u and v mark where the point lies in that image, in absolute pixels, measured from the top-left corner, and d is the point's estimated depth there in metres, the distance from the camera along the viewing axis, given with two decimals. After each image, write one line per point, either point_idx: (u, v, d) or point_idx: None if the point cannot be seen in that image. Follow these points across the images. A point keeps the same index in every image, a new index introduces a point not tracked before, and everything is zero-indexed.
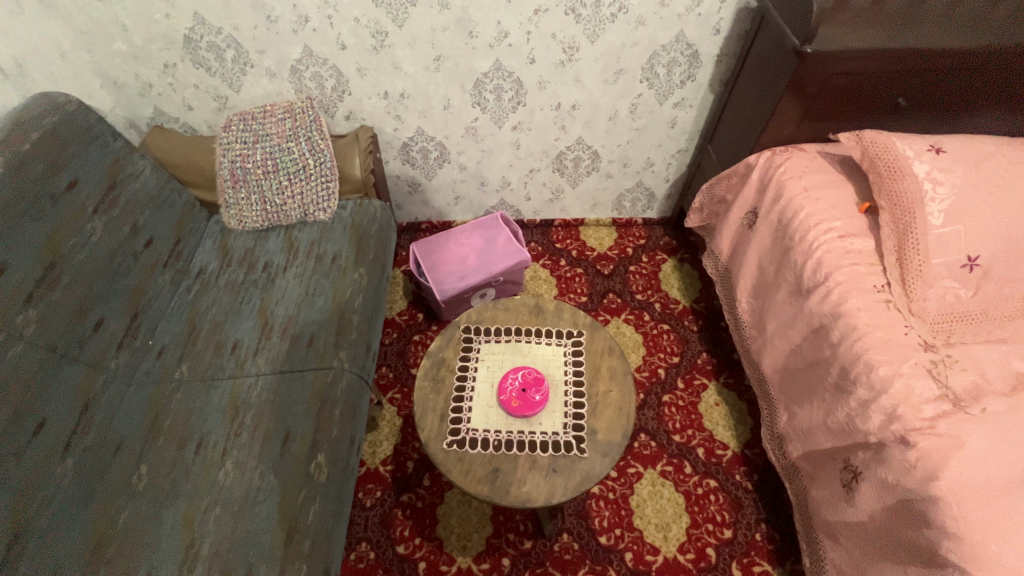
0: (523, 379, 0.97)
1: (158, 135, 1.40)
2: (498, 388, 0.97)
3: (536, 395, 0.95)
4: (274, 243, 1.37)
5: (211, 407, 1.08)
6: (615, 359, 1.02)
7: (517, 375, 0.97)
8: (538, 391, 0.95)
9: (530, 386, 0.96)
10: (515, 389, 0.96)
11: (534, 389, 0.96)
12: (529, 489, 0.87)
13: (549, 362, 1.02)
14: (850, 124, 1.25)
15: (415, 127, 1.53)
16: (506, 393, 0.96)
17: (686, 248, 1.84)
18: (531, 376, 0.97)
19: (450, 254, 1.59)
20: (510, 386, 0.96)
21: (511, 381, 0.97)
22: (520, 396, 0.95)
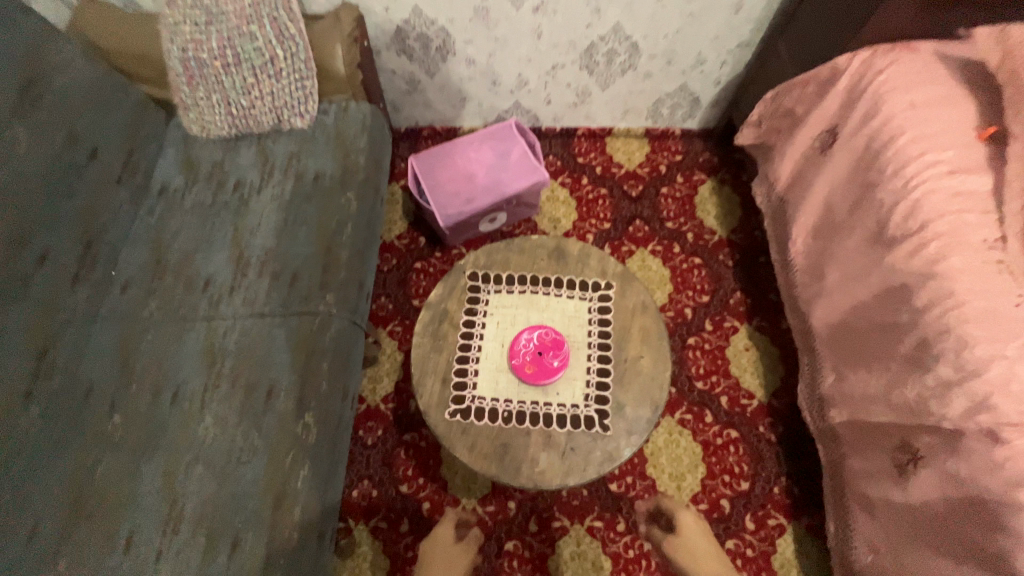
0: (539, 341, 0.83)
1: (87, 10, 1.11)
2: (510, 350, 0.84)
3: (553, 361, 0.82)
4: (245, 155, 1.15)
5: (186, 352, 0.96)
6: (648, 319, 0.86)
7: (532, 335, 0.83)
8: (557, 357, 0.82)
9: (548, 349, 0.82)
10: (529, 353, 0.82)
11: (552, 354, 0.82)
12: (543, 469, 0.76)
13: (570, 319, 0.87)
14: (985, 16, 0.94)
15: (411, 6, 1.22)
16: (517, 357, 0.83)
17: (729, 166, 1.58)
18: (548, 338, 0.83)
19: (455, 171, 1.36)
20: (523, 349, 0.83)
21: (525, 342, 0.83)
22: (535, 361, 0.82)
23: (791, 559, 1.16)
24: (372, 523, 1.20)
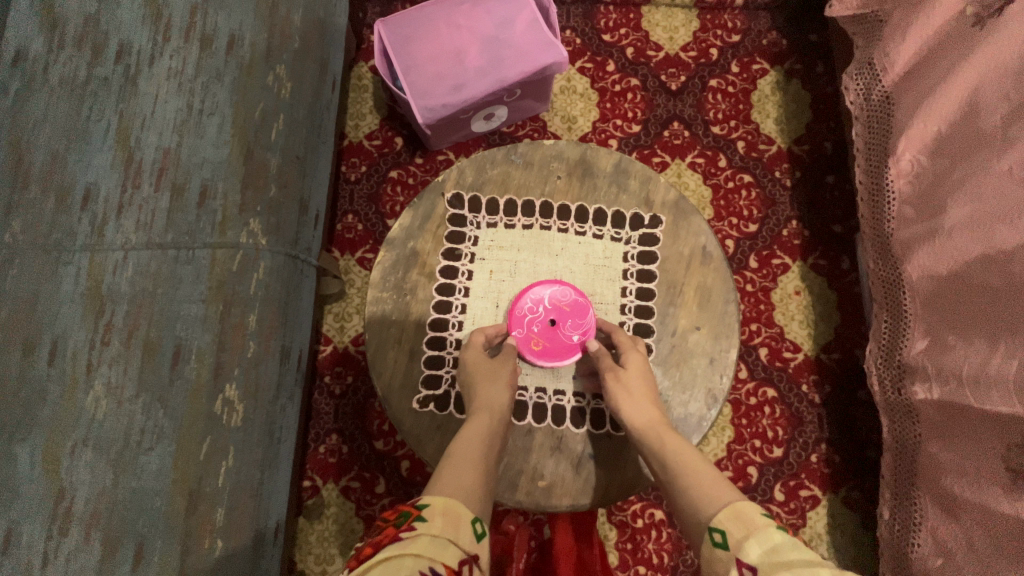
0: (553, 308, 0.72)
1: None
2: (512, 318, 0.73)
3: (572, 335, 0.72)
4: (128, 6, 0.79)
5: (62, 294, 0.70)
6: (708, 273, 0.73)
7: (544, 301, 0.73)
8: (576, 329, 0.71)
9: (564, 319, 0.72)
10: (538, 324, 0.72)
11: (569, 325, 0.72)
12: (556, 482, 0.67)
13: (594, 273, 0.77)
14: None
15: None
16: (522, 330, 0.72)
17: (800, 53, 1.21)
18: (566, 303, 0.72)
19: (440, 45, 0.98)
20: (531, 321, 0.72)
21: (535, 309, 0.72)
22: (546, 335, 0.72)
23: (822, 534, 1.01)
24: (342, 482, 1.03)
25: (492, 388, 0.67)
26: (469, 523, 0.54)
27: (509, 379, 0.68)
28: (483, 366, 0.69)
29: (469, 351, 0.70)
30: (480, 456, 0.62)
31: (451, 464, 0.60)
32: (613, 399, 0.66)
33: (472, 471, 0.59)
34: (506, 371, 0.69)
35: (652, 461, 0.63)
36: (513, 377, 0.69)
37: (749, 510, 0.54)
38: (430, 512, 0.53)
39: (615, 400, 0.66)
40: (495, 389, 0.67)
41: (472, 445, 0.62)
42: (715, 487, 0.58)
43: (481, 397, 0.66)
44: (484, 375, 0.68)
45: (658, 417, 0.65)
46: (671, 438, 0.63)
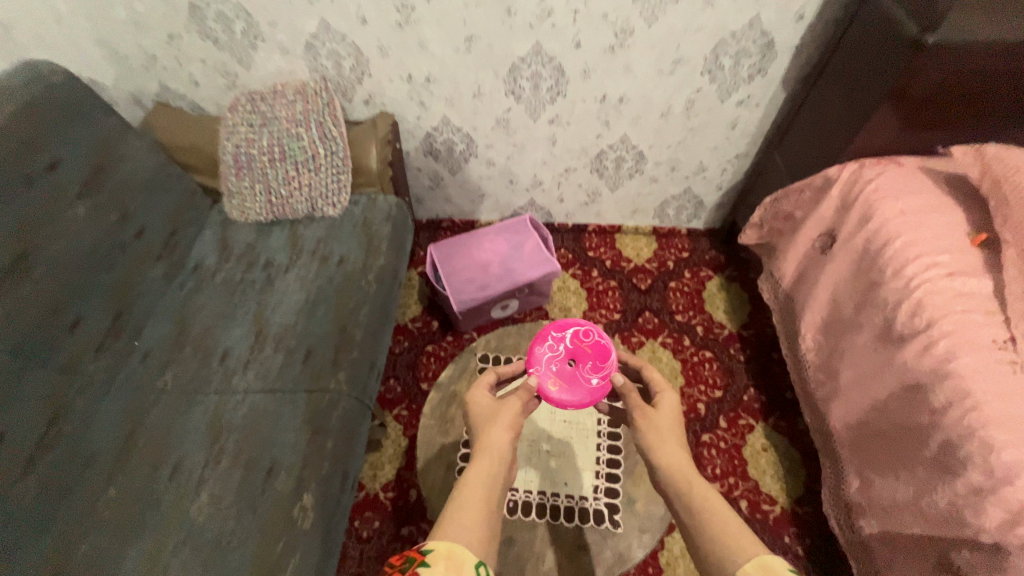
0: (574, 348, 0.86)
1: (162, 113, 1.28)
2: (537, 356, 0.84)
3: (592, 377, 0.83)
4: (277, 238, 1.23)
5: (191, 425, 0.96)
6: None
7: (565, 341, 0.87)
8: (594, 372, 0.83)
9: (583, 361, 0.84)
10: (559, 362, 0.84)
11: (589, 368, 0.84)
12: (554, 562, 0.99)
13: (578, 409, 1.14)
14: (965, 136, 1.00)
15: (440, 116, 1.35)
16: (544, 366, 0.83)
17: (736, 265, 1.64)
18: (585, 349, 0.86)
19: (471, 260, 1.42)
20: (553, 358, 0.85)
21: (557, 350, 0.85)
22: (567, 375, 0.83)
23: None
24: None
25: (495, 429, 0.69)
26: (473, 567, 0.51)
27: (511, 420, 0.71)
28: (488, 410, 0.73)
29: (476, 399, 0.75)
30: (484, 499, 0.59)
31: (455, 510, 0.57)
32: (642, 437, 0.70)
33: (475, 512, 0.57)
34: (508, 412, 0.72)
35: (677, 503, 0.62)
36: (516, 417, 0.72)
37: (778, 563, 0.49)
38: (434, 556, 0.50)
39: (645, 438, 0.70)
40: (497, 428, 0.68)
41: (478, 486, 0.60)
42: (741, 533, 0.54)
43: (485, 441, 0.67)
44: (487, 416, 0.72)
45: (686, 462, 0.65)
46: (699, 482, 0.62)
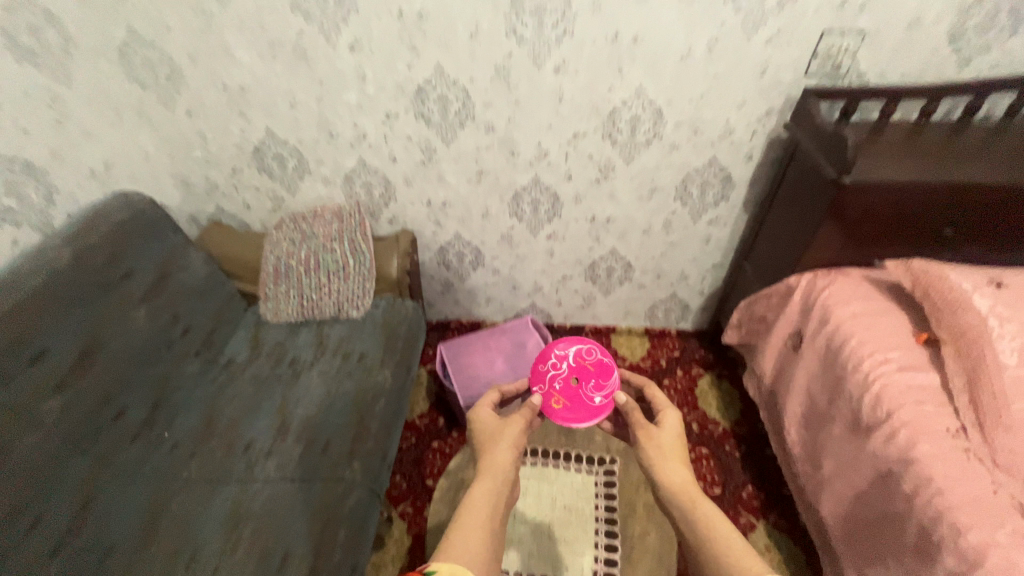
0: (576, 367, 0.94)
1: (216, 231, 1.49)
2: (544, 376, 0.94)
3: (595, 396, 0.92)
4: (304, 337, 1.38)
5: (211, 514, 1.01)
6: (646, 493, 1.15)
7: (568, 359, 0.95)
8: (596, 391, 0.92)
9: (587, 380, 0.93)
10: (564, 382, 0.93)
11: (592, 386, 0.92)
12: None
13: (579, 495, 1.22)
14: (898, 252, 1.18)
15: (453, 232, 1.59)
16: (550, 386, 0.93)
17: (724, 363, 1.75)
18: (589, 368, 0.94)
19: (478, 358, 1.54)
20: (557, 376, 0.94)
21: (563, 370, 0.94)
22: (570, 394, 0.92)
23: None
24: None
25: (499, 449, 0.76)
26: None
27: (513, 441, 0.78)
28: (493, 428, 0.81)
29: (482, 419, 0.82)
30: (484, 519, 0.68)
31: (458, 531, 0.65)
32: (645, 455, 0.77)
33: (475, 534, 0.65)
34: (510, 432, 0.79)
35: (679, 516, 0.70)
36: (518, 436, 0.79)
37: None
38: None
39: (648, 456, 0.77)
40: (501, 448, 0.76)
41: (481, 506, 0.69)
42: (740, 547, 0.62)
43: (489, 462, 0.75)
44: (491, 436, 0.79)
45: (687, 479, 0.73)
46: (699, 496, 0.69)
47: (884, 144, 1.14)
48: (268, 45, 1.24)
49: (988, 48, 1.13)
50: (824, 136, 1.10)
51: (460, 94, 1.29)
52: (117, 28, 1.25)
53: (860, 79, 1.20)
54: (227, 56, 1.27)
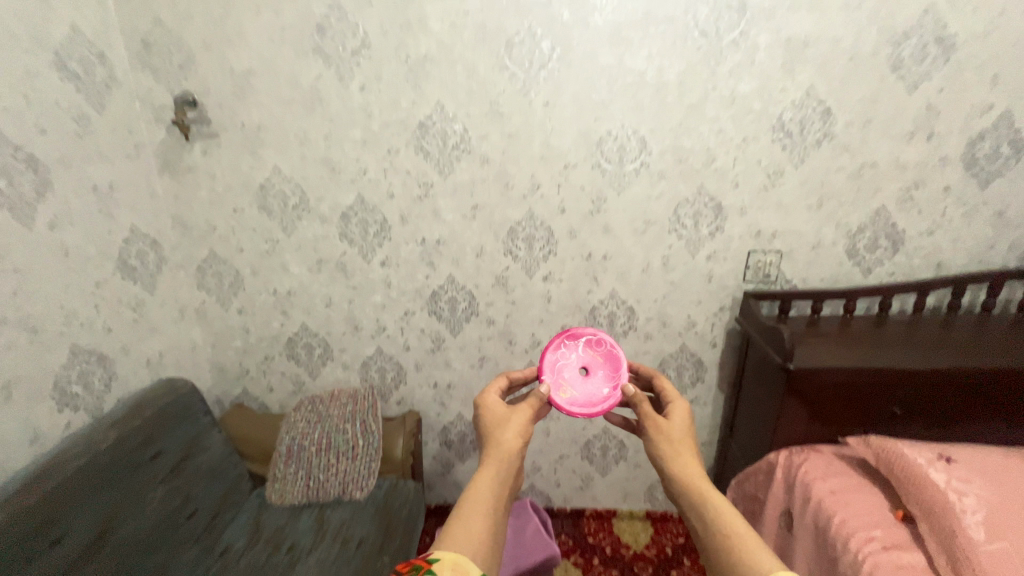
0: (586, 358, 1.06)
1: (238, 411, 1.65)
2: (555, 365, 1.05)
3: (604, 386, 1.01)
4: (305, 521, 1.40)
5: None
6: None
7: (578, 350, 1.07)
8: (603, 381, 1.02)
9: (595, 371, 1.04)
10: (573, 371, 1.04)
11: (601, 377, 1.03)
12: None
13: None
14: (859, 429, 1.31)
15: (456, 412, 1.73)
16: (559, 375, 1.03)
17: None
18: (597, 360, 1.06)
19: None
20: (567, 367, 1.05)
21: (572, 362, 1.05)
22: (579, 381, 1.02)
23: None
24: None
25: (504, 437, 0.80)
26: None
27: (519, 431, 0.81)
28: (499, 415, 0.84)
29: (491, 403, 0.86)
30: (489, 507, 0.70)
31: (461, 518, 0.68)
32: (656, 449, 0.81)
33: (479, 520, 0.67)
34: (516, 423, 0.83)
35: (689, 506, 0.73)
36: (523, 427, 0.82)
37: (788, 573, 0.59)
38: (440, 566, 0.59)
39: (659, 449, 0.80)
40: (506, 437, 0.79)
41: (484, 492, 0.71)
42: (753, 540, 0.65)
43: (494, 451, 0.78)
44: (498, 424, 0.82)
45: (698, 470, 0.76)
46: (709, 487, 0.73)
47: (820, 336, 1.35)
48: (316, 261, 1.58)
49: (881, 262, 1.44)
50: (767, 332, 1.32)
51: (467, 296, 1.58)
52: (200, 250, 1.60)
53: (789, 284, 1.49)
54: (282, 269, 1.60)
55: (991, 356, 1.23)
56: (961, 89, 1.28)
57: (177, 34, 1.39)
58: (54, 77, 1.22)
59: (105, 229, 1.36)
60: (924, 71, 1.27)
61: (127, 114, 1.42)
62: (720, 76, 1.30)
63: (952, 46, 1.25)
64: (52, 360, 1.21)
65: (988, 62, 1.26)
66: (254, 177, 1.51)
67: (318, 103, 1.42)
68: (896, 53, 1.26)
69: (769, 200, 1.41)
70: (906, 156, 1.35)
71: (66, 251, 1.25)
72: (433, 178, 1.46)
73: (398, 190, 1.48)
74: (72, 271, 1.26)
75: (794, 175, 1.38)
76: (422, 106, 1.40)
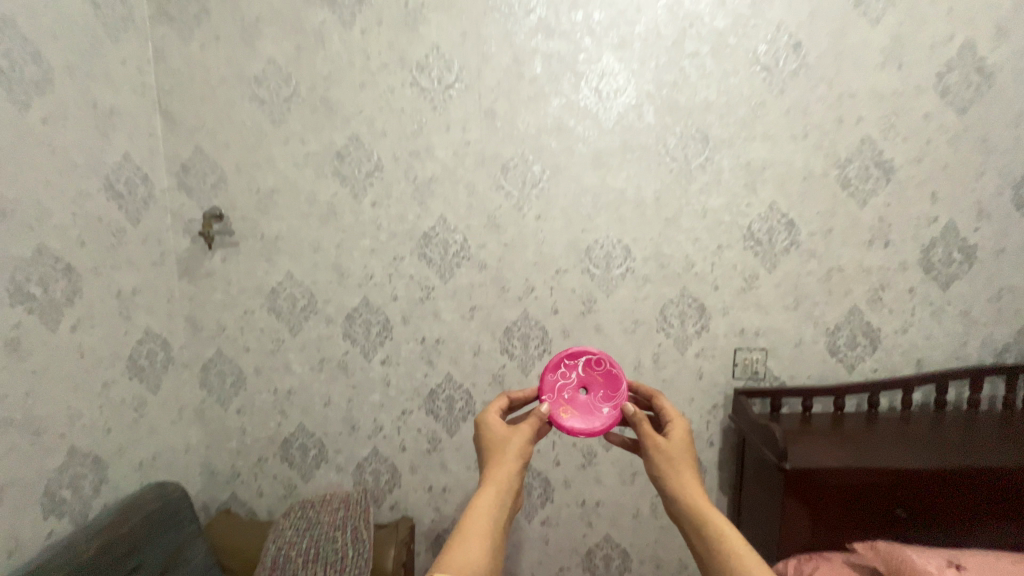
0: (586, 377, 1.10)
1: (224, 519, 1.59)
2: (555, 384, 1.09)
3: (604, 405, 1.07)
4: None
5: None
6: None
7: (578, 369, 1.10)
8: (603, 399, 1.07)
9: (594, 390, 1.09)
10: (572, 390, 1.09)
11: (601, 396, 1.08)
12: None
13: None
14: (866, 533, 1.27)
15: (451, 518, 1.66)
16: (559, 396, 1.08)
17: None
18: (596, 375, 1.10)
19: None
20: (567, 386, 1.09)
21: (572, 380, 1.09)
22: (579, 402, 1.07)
23: None
24: None
25: (505, 460, 0.90)
26: None
27: (517, 451, 0.91)
28: (501, 435, 0.93)
29: (492, 422, 0.95)
30: (492, 524, 0.82)
31: (467, 537, 0.80)
32: (658, 468, 0.92)
33: (479, 539, 0.80)
34: (516, 442, 0.92)
35: (688, 524, 0.86)
36: (523, 446, 0.92)
37: None
38: None
39: (662, 470, 0.91)
40: (507, 459, 0.90)
41: (493, 511, 0.84)
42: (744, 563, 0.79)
43: (494, 471, 0.88)
44: (500, 443, 0.92)
45: (697, 493, 0.88)
46: (709, 511, 0.85)
47: (814, 434, 1.36)
48: (319, 360, 1.63)
49: (863, 358, 1.50)
50: (761, 430, 1.33)
51: (464, 394, 1.61)
52: (208, 350, 1.66)
53: (778, 380, 1.53)
54: (284, 368, 1.64)
55: (987, 454, 1.23)
56: (906, 203, 1.44)
57: (214, 160, 1.59)
58: (101, 198, 1.38)
59: (121, 331, 1.43)
60: (871, 189, 1.44)
61: (158, 226, 1.57)
62: (692, 193, 1.47)
63: (891, 169, 1.43)
64: (48, 462, 1.22)
65: (925, 181, 1.44)
66: (267, 281, 1.62)
67: (332, 216, 1.58)
68: (843, 174, 1.44)
69: (749, 301, 1.50)
70: (868, 260, 1.47)
71: (82, 352, 1.31)
72: (434, 282, 1.57)
73: (401, 292, 1.58)
74: (83, 372, 1.31)
75: (769, 277, 1.49)
76: (426, 219, 1.55)
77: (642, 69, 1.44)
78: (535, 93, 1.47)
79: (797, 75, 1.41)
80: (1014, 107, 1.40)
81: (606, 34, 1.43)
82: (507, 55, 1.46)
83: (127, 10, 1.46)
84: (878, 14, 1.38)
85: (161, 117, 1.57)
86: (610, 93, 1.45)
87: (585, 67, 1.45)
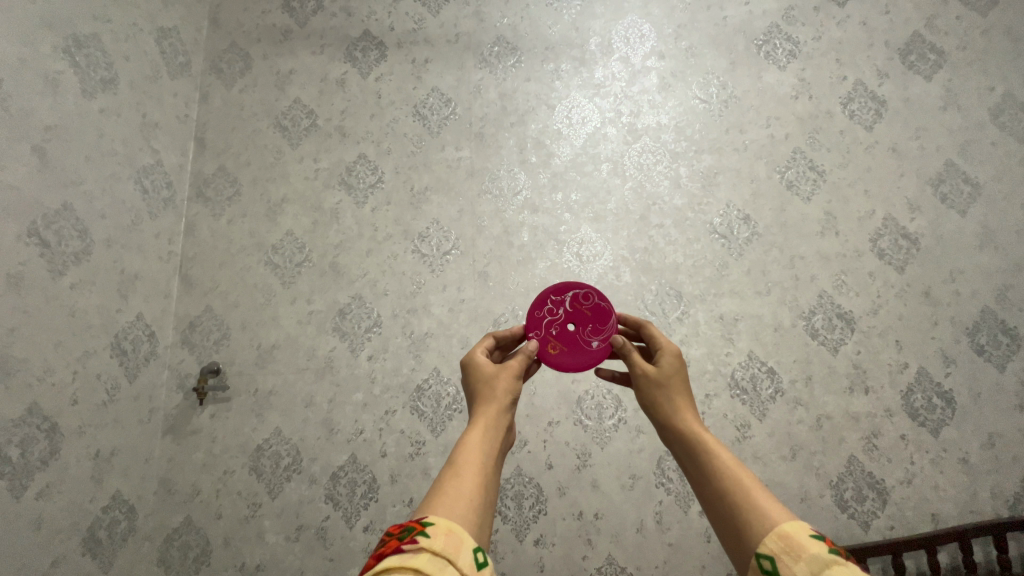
0: (573, 312, 1.02)
1: None
2: (541, 319, 1.02)
3: (592, 339, 1.01)
4: None
5: None
6: None
7: (565, 305, 1.03)
8: (593, 334, 1.01)
9: (583, 325, 1.01)
10: (559, 326, 1.01)
11: (589, 331, 1.01)
12: None
13: None
14: None
15: None
16: (543, 331, 1.01)
17: None
18: (586, 305, 1.02)
19: None
20: (552, 322, 1.02)
21: (557, 313, 1.02)
22: (567, 339, 1.01)
23: None
24: None
25: (494, 399, 0.76)
26: (470, 550, 0.51)
27: (506, 388, 0.78)
28: (483, 373, 0.80)
29: (475, 360, 0.82)
30: (481, 457, 0.66)
31: (454, 471, 0.62)
32: (645, 391, 0.82)
33: (474, 476, 0.62)
34: (504, 378, 0.79)
35: (678, 443, 0.74)
36: (512, 384, 0.79)
37: (792, 529, 0.55)
38: (433, 529, 0.51)
39: (652, 394, 0.81)
40: (493, 399, 0.76)
41: (475, 447, 0.67)
42: (745, 478, 0.64)
43: (483, 409, 0.74)
44: (488, 378, 0.79)
45: (688, 410, 0.77)
46: (696, 428, 0.73)
47: None
48: (295, 528, 1.50)
49: (875, 514, 1.42)
50: None
51: None
52: (175, 517, 1.53)
53: None
54: (257, 538, 1.50)
55: None
56: (875, 350, 1.54)
57: (221, 318, 1.68)
58: (105, 355, 1.43)
59: (87, 495, 1.35)
60: (839, 338, 1.55)
61: (153, 382, 1.58)
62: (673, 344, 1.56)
63: (852, 320, 1.56)
64: None
65: (887, 331, 1.55)
66: (253, 439, 1.58)
67: (328, 371, 1.62)
68: (810, 325, 1.56)
69: (746, 450, 1.48)
70: (854, 408, 1.50)
71: (40, 523, 1.22)
72: (425, 436, 1.54)
73: (391, 448, 1.54)
74: (35, 546, 1.20)
75: (761, 426, 1.49)
76: (420, 371, 1.59)
77: (616, 237, 1.65)
78: (523, 257, 1.65)
79: (751, 241, 1.62)
80: (945, 267, 1.59)
81: (583, 210, 1.68)
82: (498, 226, 1.68)
83: (170, 194, 1.70)
84: (809, 194, 1.65)
85: (179, 279, 1.71)
86: (590, 256, 1.64)
87: (566, 236, 1.66)
